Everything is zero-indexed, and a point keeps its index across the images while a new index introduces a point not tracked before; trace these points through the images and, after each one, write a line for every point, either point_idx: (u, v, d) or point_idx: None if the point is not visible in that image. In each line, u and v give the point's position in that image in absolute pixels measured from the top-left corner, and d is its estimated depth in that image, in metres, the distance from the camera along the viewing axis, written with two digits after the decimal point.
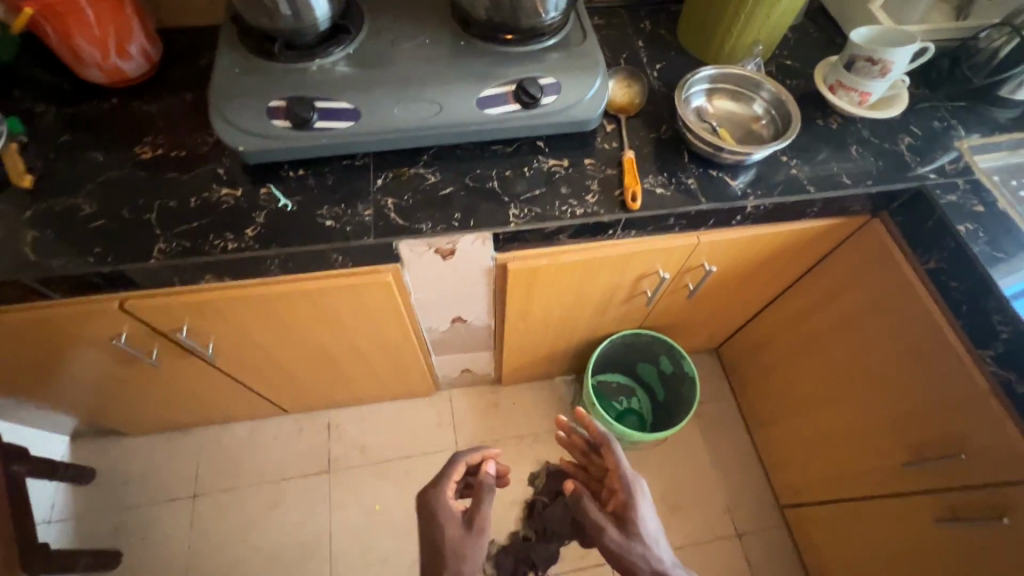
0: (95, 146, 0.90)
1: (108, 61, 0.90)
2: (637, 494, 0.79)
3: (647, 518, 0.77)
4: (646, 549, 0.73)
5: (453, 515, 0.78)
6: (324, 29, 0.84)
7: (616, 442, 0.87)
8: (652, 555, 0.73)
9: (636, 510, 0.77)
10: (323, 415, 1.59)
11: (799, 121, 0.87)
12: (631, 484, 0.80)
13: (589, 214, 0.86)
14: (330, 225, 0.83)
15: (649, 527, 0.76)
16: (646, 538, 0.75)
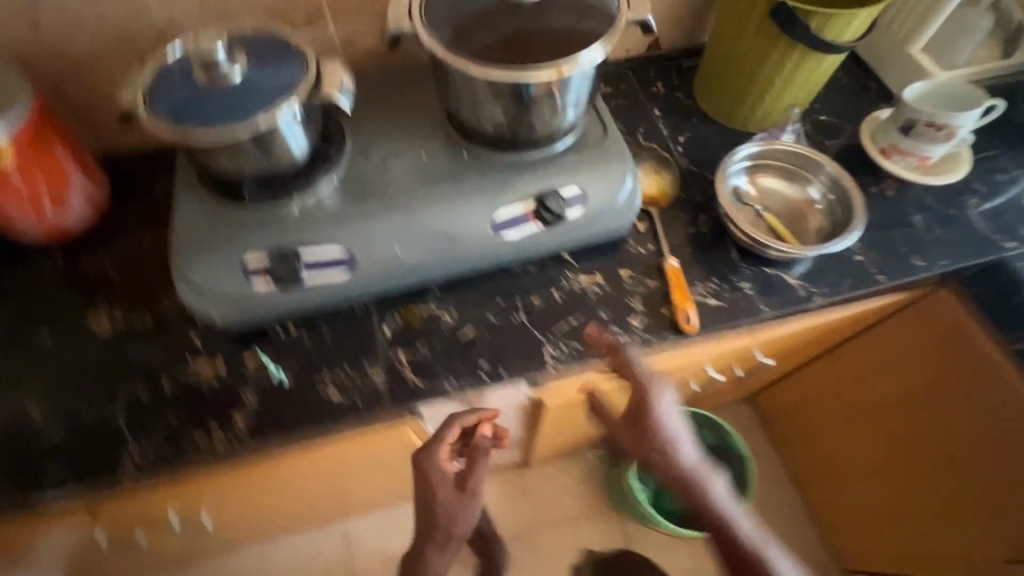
0: (39, 323, 0.75)
1: (44, 219, 0.76)
2: (663, 399, 0.66)
3: (672, 417, 0.66)
4: (678, 450, 0.65)
5: (441, 478, 0.67)
6: (301, 159, 0.70)
7: (620, 313, 0.73)
8: (684, 458, 0.65)
9: (656, 403, 0.66)
10: (337, 528, 1.43)
11: (863, 219, 0.77)
12: (653, 397, 0.66)
13: (637, 344, 0.74)
14: (336, 399, 0.69)
15: (676, 420, 0.66)
16: (681, 452, 0.65)
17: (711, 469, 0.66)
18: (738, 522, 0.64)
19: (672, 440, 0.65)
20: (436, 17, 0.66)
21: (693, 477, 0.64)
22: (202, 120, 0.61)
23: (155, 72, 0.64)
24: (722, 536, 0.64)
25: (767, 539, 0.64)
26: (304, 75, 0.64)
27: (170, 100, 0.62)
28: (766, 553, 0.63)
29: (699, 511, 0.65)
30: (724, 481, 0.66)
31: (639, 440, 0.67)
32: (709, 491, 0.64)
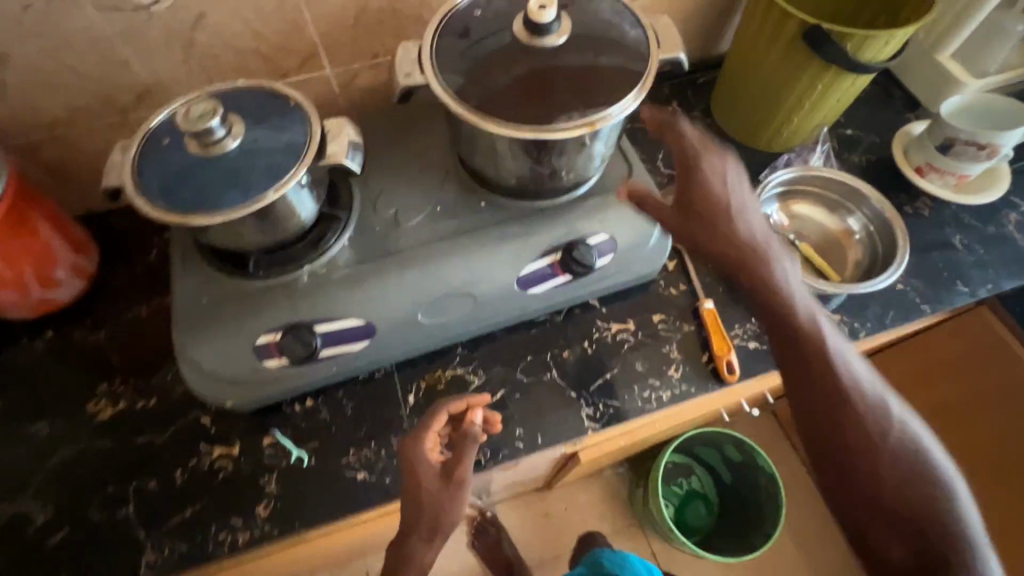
0: (34, 415, 0.69)
1: (29, 298, 0.69)
2: (713, 166, 0.51)
3: (740, 201, 0.50)
4: (737, 223, 0.50)
5: (427, 468, 0.56)
6: (308, 224, 0.64)
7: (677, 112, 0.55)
8: (745, 227, 0.50)
9: (706, 168, 0.51)
10: None
11: (907, 253, 0.74)
12: (713, 184, 0.51)
13: (677, 396, 0.70)
14: (364, 480, 0.65)
15: (738, 187, 0.51)
16: (738, 226, 0.49)
17: (786, 253, 0.50)
18: (847, 373, 0.47)
19: (733, 207, 0.50)
20: (446, 59, 0.59)
21: (761, 247, 0.49)
22: (203, 198, 0.55)
23: (139, 147, 0.57)
24: (817, 403, 0.47)
25: (892, 416, 0.47)
26: (308, 137, 0.59)
27: (161, 180, 0.56)
28: (875, 415, 0.47)
29: (773, 328, 0.49)
30: (800, 273, 0.50)
31: (682, 221, 0.52)
32: (766, 272, 0.48)
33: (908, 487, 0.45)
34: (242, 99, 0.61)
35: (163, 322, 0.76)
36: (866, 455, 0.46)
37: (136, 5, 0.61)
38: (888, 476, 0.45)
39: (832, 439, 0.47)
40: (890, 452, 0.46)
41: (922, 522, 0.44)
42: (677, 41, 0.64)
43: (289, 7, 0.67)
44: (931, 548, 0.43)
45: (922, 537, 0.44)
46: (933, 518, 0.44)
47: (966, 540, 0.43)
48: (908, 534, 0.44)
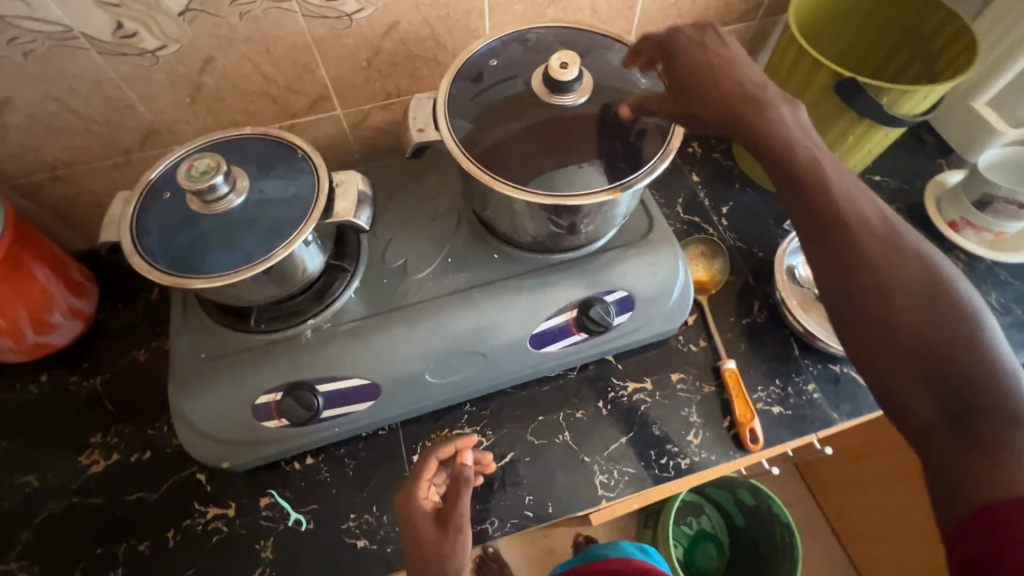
0: (24, 467, 0.67)
1: (24, 343, 0.67)
2: (712, 32, 0.51)
3: (735, 54, 0.49)
4: (727, 74, 0.48)
5: (423, 513, 0.53)
6: (315, 276, 0.61)
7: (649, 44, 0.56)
8: (734, 75, 0.48)
9: (707, 37, 0.50)
10: None
11: None
12: (703, 48, 0.50)
13: (696, 465, 0.67)
14: (363, 547, 0.63)
15: (737, 59, 0.49)
16: (733, 73, 0.48)
17: (787, 96, 0.46)
18: (854, 197, 0.41)
19: (719, 62, 0.49)
20: (462, 111, 0.57)
21: (757, 91, 0.47)
22: (206, 256, 0.52)
23: (140, 201, 0.55)
24: (813, 215, 0.42)
25: (920, 243, 0.40)
26: (315, 191, 0.55)
27: (161, 238, 0.53)
28: (892, 244, 0.39)
29: (773, 164, 0.45)
30: (803, 115, 0.47)
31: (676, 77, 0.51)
32: (768, 109, 0.46)
33: (913, 316, 0.37)
34: (248, 150, 0.58)
35: (160, 368, 0.73)
36: (874, 277, 0.39)
37: (141, 49, 0.59)
38: (905, 304, 0.37)
39: (835, 254, 0.40)
40: (911, 278, 0.38)
41: (940, 353, 0.36)
42: None
43: (301, 50, 0.64)
44: (948, 374, 0.35)
45: (945, 371, 0.35)
46: (959, 349, 0.36)
47: (999, 372, 0.35)
48: (922, 367, 0.36)
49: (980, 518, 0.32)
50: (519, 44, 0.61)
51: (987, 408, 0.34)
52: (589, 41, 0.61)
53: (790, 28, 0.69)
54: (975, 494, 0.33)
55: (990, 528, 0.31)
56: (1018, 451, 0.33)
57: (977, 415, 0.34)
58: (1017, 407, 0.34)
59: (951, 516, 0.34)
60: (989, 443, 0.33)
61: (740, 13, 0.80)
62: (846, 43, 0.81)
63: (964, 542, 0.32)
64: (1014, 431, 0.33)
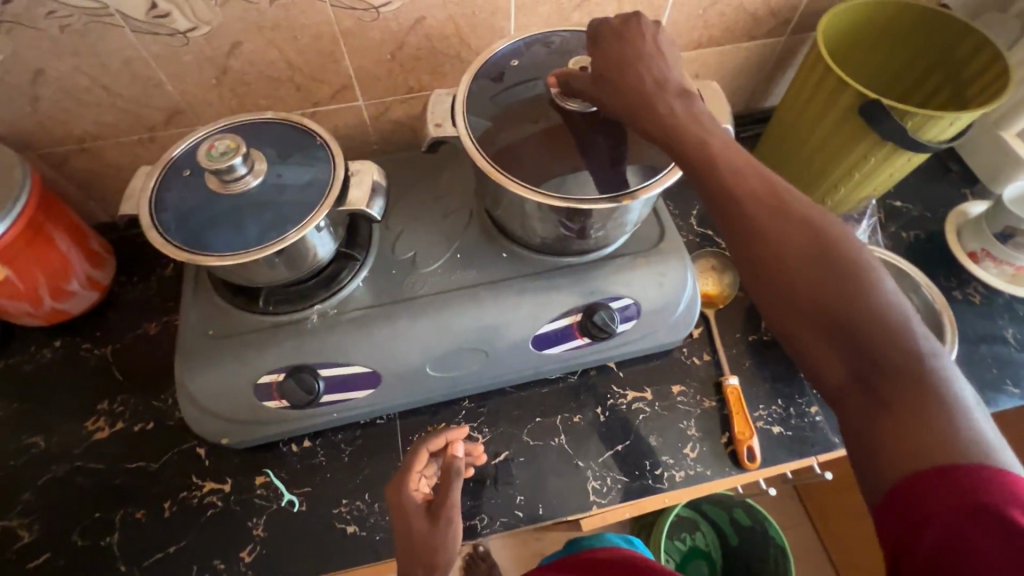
0: (32, 428, 0.69)
1: (41, 308, 0.69)
2: (610, 25, 0.50)
3: (633, 47, 0.48)
4: (627, 72, 0.47)
5: (414, 506, 0.55)
6: (325, 263, 0.62)
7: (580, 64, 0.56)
8: (638, 74, 0.47)
9: (604, 34, 0.50)
10: None
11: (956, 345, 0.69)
12: (614, 45, 0.49)
13: (690, 479, 0.66)
14: (352, 534, 0.63)
15: (634, 53, 0.48)
16: (634, 73, 0.47)
17: (681, 92, 0.46)
18: (757, 176, 0.41)
19: (615, 59, 0.48)
20: (480, 110, 0.57)
21: (653, 90, 0.46)
22: (218, 235, 0.53)
23: (160, 177, 0.56)
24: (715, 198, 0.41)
25: (817, 212, 0.39)
26: (331, 179, 0.56)
27: (176, 214, 0.54)
28: (794, 219, 0.39)
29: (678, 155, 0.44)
30: (702, 104, 0.46)
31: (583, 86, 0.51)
32: (665, 107, 0.45)
33: (815, 285, 0.37)
34: (269, 134, 0.59)
35: (168, 342, 0.75)
36: (774, 250, 0.38)
37: (172, 30, 0.60)
38: (804, 273, 0.37)
39: (739, 235, 0.40)
40: (817, 249, 0.37)
41: (844, 318, 0.35)
42: (724, 107, 0.57)
43: (327, 39, 0.65)
44: (856, 340, 0.35)
45: (853, 339, 0.35)
46: (865, 313, 0.35)
47: (900, 331, 0.34)
48: (834, 335, 0.36)
49: (898, 479, 0.32)
50: (541, 46, 0.61)
51: (893, 368, 0.34)
52: None
53: (817, 48, 0.68)
54: (889, 456, 0.32)
55: (906, 491, 0.31)
56: (930, 405, 0.32)
57: (886, 376, 0.34)
58: (923, 360, 0.33)
59: (877, 482, 0.33)
60: (899, 403, 0.33)
61: (768, 28, 0.79)
62: (875, 65, 0.80)
63: (888, 503, 0.32)
64: (918, 386, 0.33)
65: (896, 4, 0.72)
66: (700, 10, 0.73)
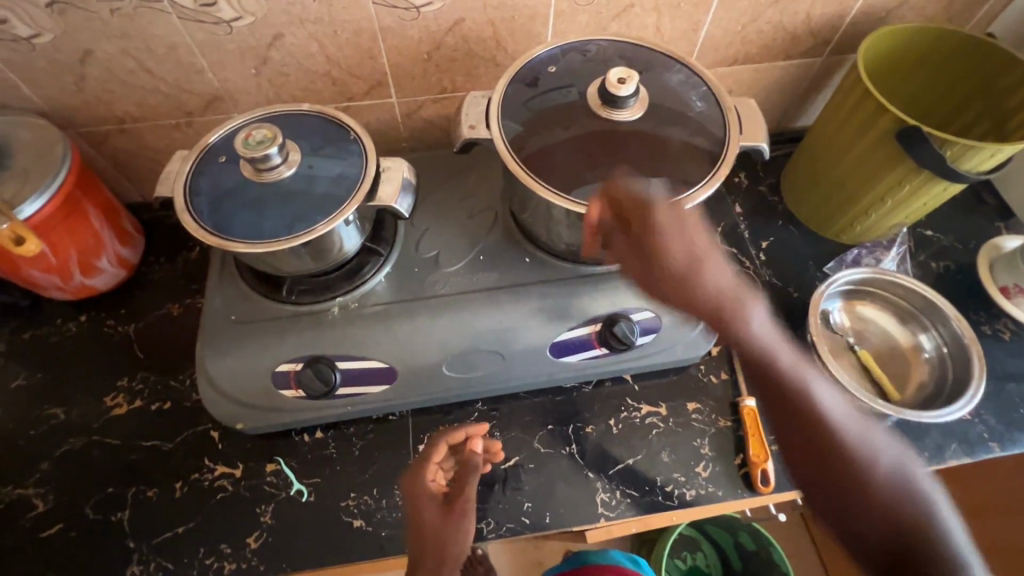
0: (53, 400, 0.70)
1: (71, 283, 0.70)
2: (665, 248, 0.47)
3: (696, 246, 0.47)
4: (701, 281, 0.46)
5: (428, 497, 0.56)
6: (351, 256, 0.62)
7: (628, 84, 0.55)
8: (710, 286, 0.46)
9: (664, 237, 0.47)
10: None
11: (984, 382, 0.66)
12: (657, 208, 0.49)
13: (700, 498, 0.65)
14: (358, 527, 0.64)
15: (705, 263, 0.47)
16: (706, 281, 0.46)
17: (727, 276, 0.47)
18: (800, 358, 0.45)
19: (685, 260, 0.46)
20: (515, 114, 0.57)
21: (727, 302, 0.46)
22: (248, 224, 0.54)
23: (196, 162, 0.57)
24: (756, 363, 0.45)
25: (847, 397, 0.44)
26: (362, 174, 0.57)
27: (209, 200, 0.55)
28: (842, 423, 0.41)
29: (724, 331, 0.46)
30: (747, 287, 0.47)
31: (644, 267, 0.48)
32: (744, 322, 0.45)
33: (850, 458, 0.40)
34: (303, 126, 0.60)
35: (190, 324, 0.76)
36: (812, 418, 0.42)
37: (217, 19, 0.61)
38: (840, 444, 0.41)
39: (778, 399, 0.44)
40: (864, 451, 0.40)
41: (877, 490, 0.39)
42: (760, 128, 0.58)
43: (366, 36, 0.66)
44: (890, 515, 0.38)
45: (885, 515, 0.38)
46: (897, 494, 0.38)
47: (930, 513, 0.37)
48: (866, 504, 0.38)
49: None
50: (578, 54, 0.61)
51: (929, 548, 0.36)
52: (649, 60, 0.61)
53: (857, 71, 0.68)
54: None
55: None
56: None
57: (918, 552, 0.36)
58: (953, 545, 0.36)
59: None
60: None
61: (806, 48, 0.78)
62: (914, 91, 0.79)
63: None
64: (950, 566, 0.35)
65: (940, 30, 0.71)
66: (739, 26, 0.73)
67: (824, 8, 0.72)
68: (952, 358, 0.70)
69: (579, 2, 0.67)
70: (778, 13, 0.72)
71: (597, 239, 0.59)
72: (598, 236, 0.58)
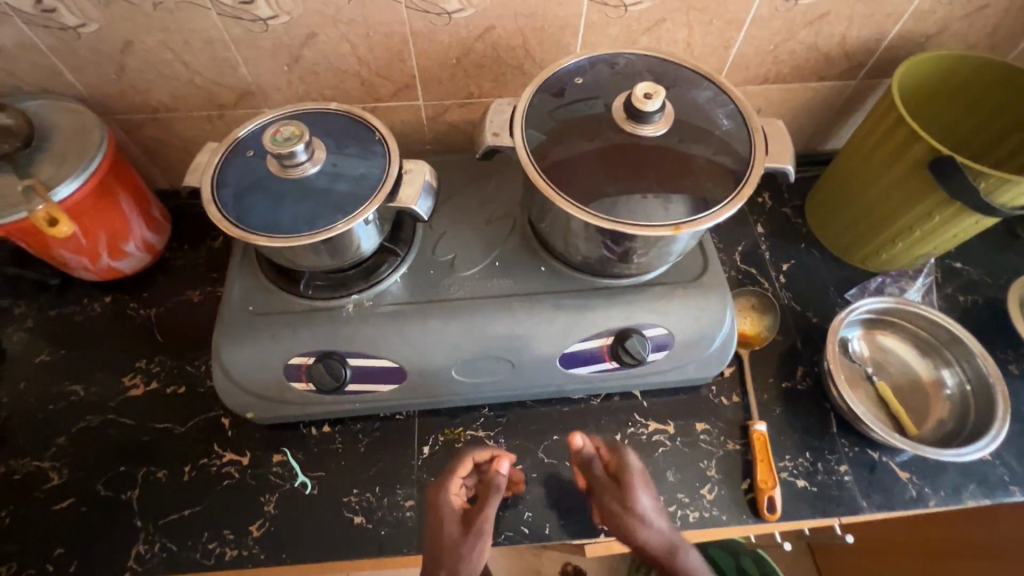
0: (74, 376, 0.72)
1: (98, 265, 0.72)
2: (629, 505, 0.55)
3: (652, 495, 0.56)
4: (648, 531, 0.54)
5: (449, 513, 0.55)
6: (368, 255, 0.63)
7: (655, 97, 0.54)
8: (656, 535, 0.54)
9: (631, 486, 0.56)
10: None
11: (1006, 423, 0.63)
12: (624, 458, 0.59)
13: (704, 520, 0.64)
14: (358, 524, 0.64)
15: (658, 525, 0.55)
16: (656, 527, 0.54)
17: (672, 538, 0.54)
18: None
19: (641, 517, 0.55)
20: (539, 123, 0.57)
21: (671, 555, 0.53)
22: (271, 219, 0.55)
23: (224, 155, 0.59)
24: None
25: None
26: (384, 175, 0.57)
27: (235, 193, 0.56)
28: None
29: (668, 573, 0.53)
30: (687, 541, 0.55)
31: (609, 509, 0.56)
32: (685, 565, 0.53)
33: None
34: (330, 124, 0.61)
35: (209, 311, 0.77)
36: None
37: (254, 16, 0.63)
38: None
39: None
40: None
41: None
42: (788, 149, 0.57)
43: (397, 39, 0.67)
44: None
45: None
46: None
47: None
48: None
49: None
50: (607, 67, 0.61)
51: None
52: (677, 75, 0.61)
53: (891, 98, 0.66)
54: None
55: None
56: None
57: None
58: None
59: None
60: None
61: (839, 70, 0.77)
62: (950, 121, 0.77)
63: None
64: None
65: (981, 60, 0.69)
66: (772, 45, 0.72)
67: (861, 30, 0.71)
68: (975, 398, 0.68)
69: (611, 14, 0.67)
70: (812, 33, 0.71)
71: (615, 253, 0.59)
72: (616, 250, 0.58)
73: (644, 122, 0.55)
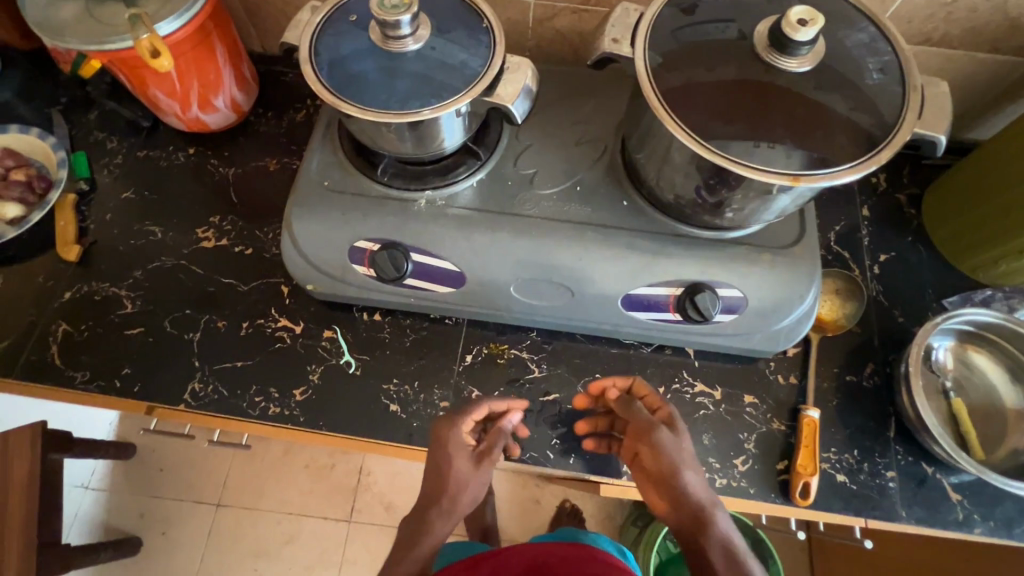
0: (154, 218, 0.76)
1: (187, 114, 0.73)
2: (666, 442, 0.50)
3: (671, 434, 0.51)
4: (665, 449, 0.49)
5: (461, 445, 0.54)
6: (450, 151, 0.61)
7: (812, 24, 0.47)
8: (671, 453, 0.49)
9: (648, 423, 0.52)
10: (357, 455, 1.33)
11: None
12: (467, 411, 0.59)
13: (729, 490, 0.63)
14: (394, 412, 0.66)
15: (681, 458, 0.49)
16: (662, 444, 0.50)
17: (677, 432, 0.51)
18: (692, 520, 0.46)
19: (660, 446, 0.50)
20: (664, 36, 0.52)
21: (697, 507, 0.46)
22: (361, 89, 0.53)
23: (328, 15, 0.56)
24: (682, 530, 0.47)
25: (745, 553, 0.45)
26: (485, 66, 0.54)
27: (331, 56, 0.54)
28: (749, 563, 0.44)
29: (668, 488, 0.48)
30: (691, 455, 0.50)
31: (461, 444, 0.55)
32: (683, 484, 0.47)
33: None
34: (438, 2, 0.57)
35: (282, 181, 0.78)
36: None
37: None
38: None
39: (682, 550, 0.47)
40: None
41: None
42: (942, 119, 0.50)
43: None
44: None
45: None
46: None
47: None
48: None
49: None
50: None
51: None
52: (832, 10, 0.53)
53: None
54: None
55: None
56: None
57: None
58: None
59: None
60: None
61: (1020, 42, 0.66)
62: None
63: None
64: None
65: None
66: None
67: None
68: None
69: None
70: None
71: (709, 199, 0.54)
72: (715, 196, 0.53)
73: (788, 50, 0.49)
